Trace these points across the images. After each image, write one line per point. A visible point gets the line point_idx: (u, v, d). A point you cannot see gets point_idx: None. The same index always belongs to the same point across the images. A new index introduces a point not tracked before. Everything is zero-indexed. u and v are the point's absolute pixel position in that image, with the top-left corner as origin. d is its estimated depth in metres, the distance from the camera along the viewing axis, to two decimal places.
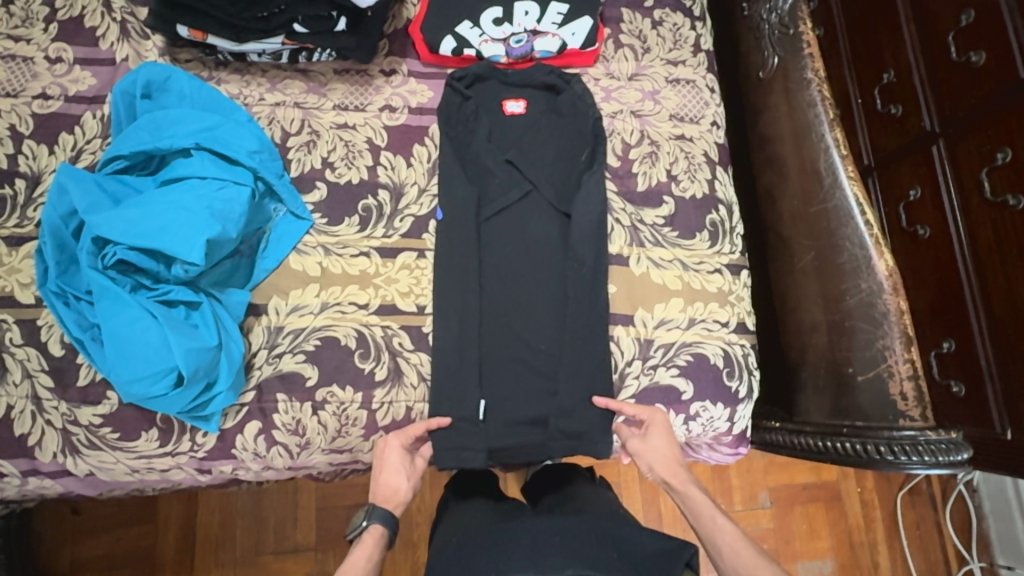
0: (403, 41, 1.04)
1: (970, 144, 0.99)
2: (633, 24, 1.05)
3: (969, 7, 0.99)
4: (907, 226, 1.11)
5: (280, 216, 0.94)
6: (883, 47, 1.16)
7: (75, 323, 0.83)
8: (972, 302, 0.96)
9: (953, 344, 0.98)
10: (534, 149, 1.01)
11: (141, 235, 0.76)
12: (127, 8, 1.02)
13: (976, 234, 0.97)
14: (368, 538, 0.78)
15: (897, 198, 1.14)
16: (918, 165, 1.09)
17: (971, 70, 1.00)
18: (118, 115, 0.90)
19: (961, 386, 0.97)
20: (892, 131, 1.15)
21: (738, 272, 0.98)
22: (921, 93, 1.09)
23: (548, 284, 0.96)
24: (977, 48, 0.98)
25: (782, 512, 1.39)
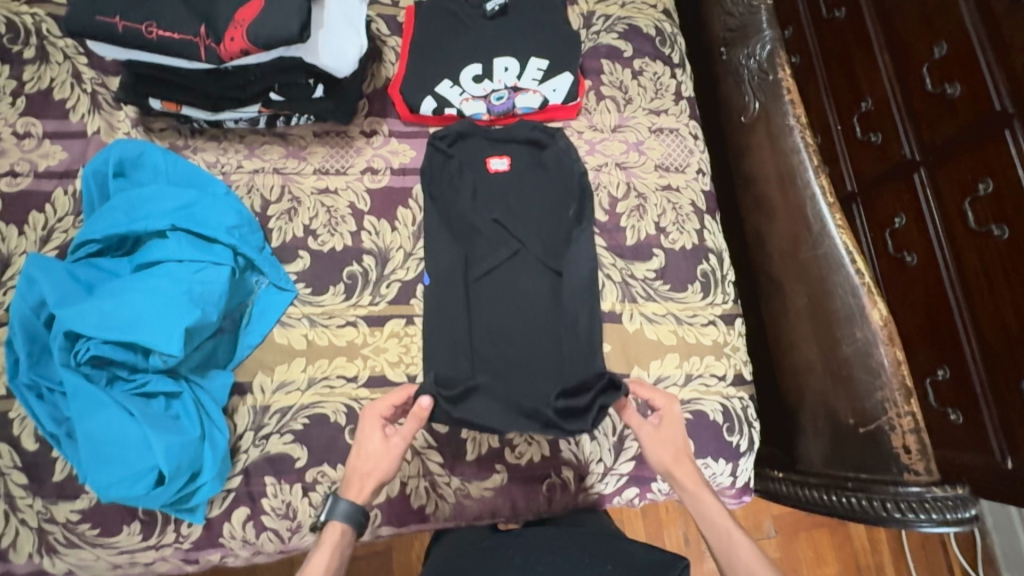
0: (382, 101, 1.02)
1: (951, 172, 0.99)
2: (613, 76, 1.05)
3: (941, 38, 1.00)
4: (893, 252, 1.10)
5: (262, 288, 0.91)
6: (859, 77, 1.17)
7: (49, 417, 0.78)
8: (963, 330, 0.94)
9: (948, 372, 0.97)
10: (520, 206, 1.00)
11: (116, 328, 0.74)
12: (98, 79, 0.99)
13: (963, 264, 0.95)
14: (328, 536, 0.74)
15: (882, 224, 1.14)
16: (900, 192, 1.09)
17: (947, 102, 1.00)
18: (90, 195, 0.88)
19: (958, 415, 0.95)
20: (874, 159, 1.15)
21: (732, 322, 0.97)
22: (900, 121, 1.09)
23: (541, 342, 0.93)
24: (952, 80, 0.99)
25: (787, 540, 1.37)
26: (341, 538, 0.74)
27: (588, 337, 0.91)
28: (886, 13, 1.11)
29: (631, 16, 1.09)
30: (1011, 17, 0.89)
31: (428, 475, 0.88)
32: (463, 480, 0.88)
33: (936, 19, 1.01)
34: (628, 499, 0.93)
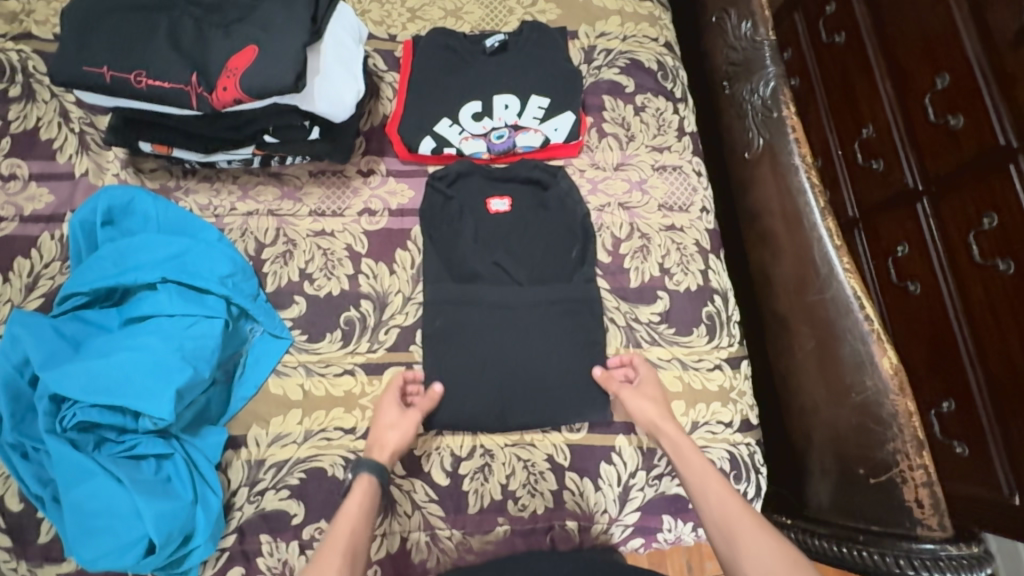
0: (379, 138, 1.00)
1: (954, 204, 0.97)
2: (615, 112, 1.03)
3: (944, 70, 0.99)
4: (896, 281, 1.08)
5: (257, 335, 0.88)
6: (860, 104, 1.16)
7: (33, 479, 0.75)
8: (969, 362, 0.92)
9: (954, 404, 0.94)
10: (521, 248, 0.97)
11: (104, 393, 0.73)
12: (86, 118, 0.96)
13: (968, 296, 0.93)
14: (358, 486, 0.76)
15: (885, 251, 1.11)
16: (903, 221, 1.07)
17: (950, 133, 0.98)
18: (77, 245, 0.86)
19: (964, 447, 0.92)
20: (877, 187, 1.13)
21: (739, 365, 0.95)
22: (902, 150, 1.07)
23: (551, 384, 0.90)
24: (956, 112, 0.97)
25: None
26: (370, 488, 0.76)
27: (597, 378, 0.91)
28: (888, 40, 1.10)
29: (632, 50, 1.08)
30: (1015, 52, 0.87)
31: (429, 528, 0.85)
32: (465, 533, 0.85)
33: (939, 51, 1.00)
34: (633, 549, 0.89)
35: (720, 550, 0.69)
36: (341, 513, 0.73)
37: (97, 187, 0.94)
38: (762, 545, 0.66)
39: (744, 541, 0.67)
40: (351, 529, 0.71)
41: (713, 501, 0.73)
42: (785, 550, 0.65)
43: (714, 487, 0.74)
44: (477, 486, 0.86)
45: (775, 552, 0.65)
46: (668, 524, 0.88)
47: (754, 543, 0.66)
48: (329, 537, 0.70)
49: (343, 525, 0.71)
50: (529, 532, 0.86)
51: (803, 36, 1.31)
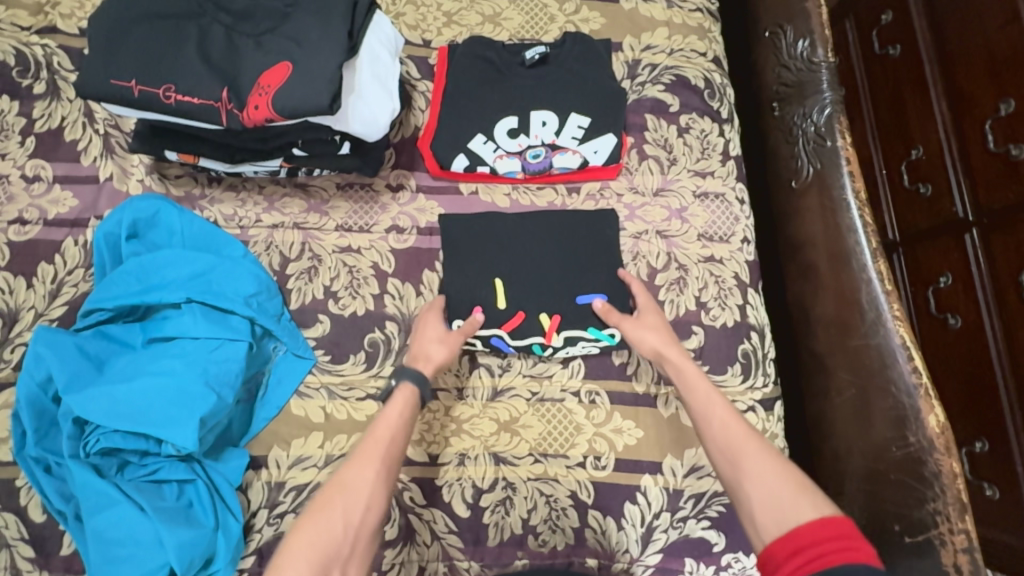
0: (410, 151, 0.96)
1: (1006, 238, 0.94)
2: (657, 132, 0.98)
3: (1009, 95, 0.93)
4: (936, 313, 1.07)
5: (280, 355, 0.87)
6: (911, 122, 1.11)
7: (56, 495, 0.75)
8: (1007, 403, 0.93)
9: (987, 446, 0.96)
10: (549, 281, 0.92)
11: (129, 419, 0.72)
12: (111, 119, 0.93)
13: (1015, 340, 0.93)
14: (403, 395, 0.77)
15: (925, 281, 1.10)
16: (949, 251, 1.04)
17: (1011, 163, 0.93)
18: (102, 258, 0.84)
19: (994, 491, 0.96)
20: (922, 213, 1.10)
21: (772, 407, 0.92)
22: (954, 176, 1.03)
23: (558, 262, 0.92)
24: (1019, 142, 0.92)
25: None
26: (410, 397, 0.78)
27: (608, 272, 0.92)
28: (950, 62, 1.03)
29: (678, 66, 1.02)
30: None
31: (448, 559, 0.84)
32: (484, 565, 0.84)
33: (1005, 74, 0.93)
34: None
35: (723, 473, 0.71)
36: (383, 416, 0.75)
37: (121, 193, 0.91)
38: (768, 468, 0.67)
39: (750, 464, 0.68)
40: (391, 434, 0.73)
41: (715, 427, 0.73)
42: (794, 476, 0.66)
43: (734, 428, 0.72)
44: (497, 519, 0.85)
45: (779, 473, 0.66)
46: (690, 567, 0.86)
47: (758, 466, 0.68)
48: (366, 442, 0.72)
49: (381, 430, 0.73)
50: (547, 567, 0.85)
51: (854, 48, 1.23)
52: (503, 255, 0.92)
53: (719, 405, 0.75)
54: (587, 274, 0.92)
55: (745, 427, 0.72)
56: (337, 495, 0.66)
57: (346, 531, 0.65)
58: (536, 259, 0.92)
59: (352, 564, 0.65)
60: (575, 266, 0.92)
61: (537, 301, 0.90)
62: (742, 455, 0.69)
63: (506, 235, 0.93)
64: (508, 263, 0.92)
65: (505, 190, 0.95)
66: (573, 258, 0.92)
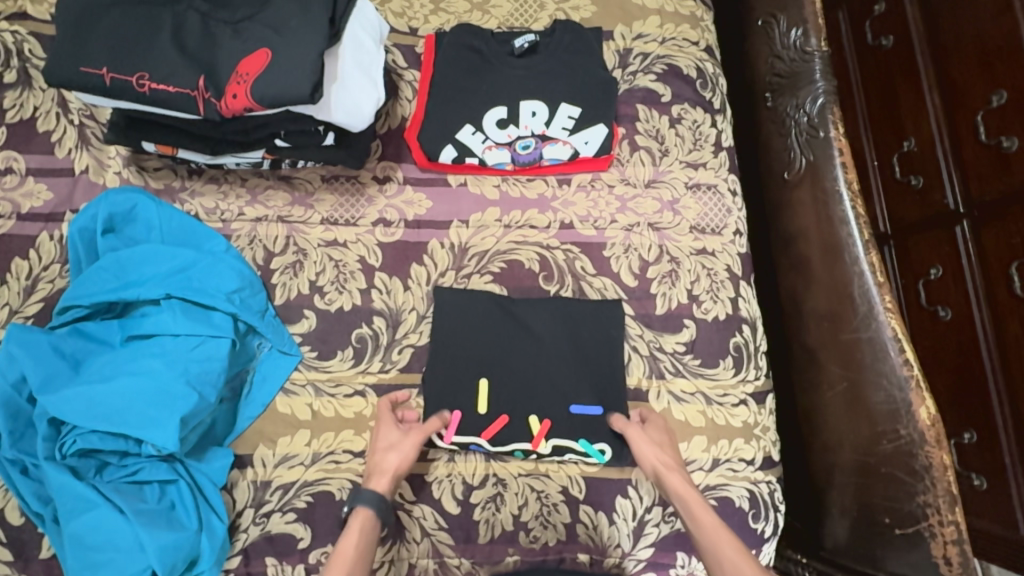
0: (397, 142, 0.94)
1: (998, 234, 0.94)
2: (649, 123, 0.97)
3: (1001, 87, 0.93)
4: (926, 305, 1.07)
5: (265, 352, 0.85)
6: (903, 115, 1.10)
7: (33, 498, 0.72)
8: (996, 396, 0.94)
9: (975, 437, 0.98)
10: (546, 381, 0.87)
11: (108, 419, 0.70)
12: (86, 110, 0.90)
13: (1004, 332, 0.93)
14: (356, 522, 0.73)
15: (915, 273, 1.10)
16: (939, 244, 1.04)
17: (1002, 156, 0.94)
18: (77, 253, 0.82)
19: (983, 481, 0.97)
20: (912, 206, 1.10)
21: (764, 401, 0.91)
22: (945, 169, 1.03)
23: (557, 363, 0.88)
24: (1010, 134, 0.92)
25: None
26: (365, 524, 0.73)
27: (610, 377, 0.88)
28: (942, 54, 1.02)
29: (670, 55, 1.00)
30: None
31: (438, 556, 0.83)
32: (475, 562, 0.83)
33: (998, 67, 0.93)
34: None
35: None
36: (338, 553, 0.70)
37: (98, 186, 0.88)
38: None
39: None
40: (344, 574, 0.68)
41: (726, 567, 0.70)
42: None
43: (728, 553, 0.70)
44: (488, 516, 0.84)
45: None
46: (682, 561, 0.86)
47: None
48: None
49: (338, 569, 0.68)
50: (538, 563, 0.84)
51: (847, 38, 1.22)
52: (496, 354, 0.87)
53: (707, 518, 0.74)
54: (587, 380, 0.88)
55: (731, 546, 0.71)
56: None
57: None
58: (534, 356, 0.88)
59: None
60: (577, 366, 0.88)
61: (528, 406, 0.85)
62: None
63: (502, 331, 0.88)
64: (503, 361, 0.87)
65: (495, 181, 0.93)
66: (574, 358, 0.88)
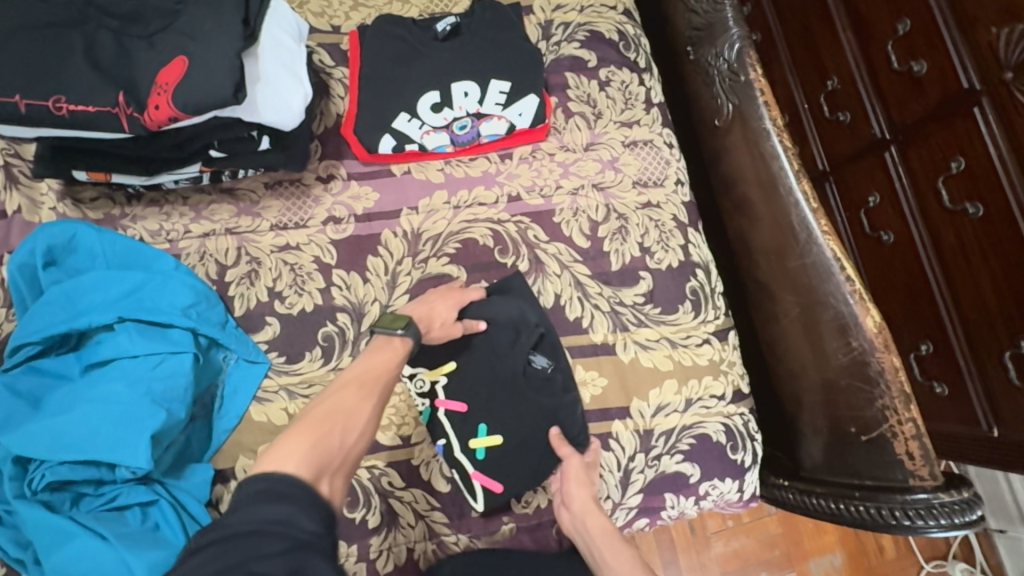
0: (336, 140, 0.95)
1: (922, 151, 1.00)
2: (579, 89, 0.99)
3: (905, 15, 1.00)
4: (870, 231, 1.12)
5: (231, 363, 0.84)
6: (821, 53, 1.16)
7: (11, 543, 0.71)
8: (943, 303, 0.99)
9: (931, 346, 1.02)
10: (499, 376, 0.86)
11: (75, 448, 0.69)
12: (10, 149, 0.88)
13: (939, 241, 0.99)
14: (397, 345, 0.72)
15: (856, 203, 1.15)
16: (874, 170, 1.10)
17: (913, 79, 1.00)
18: (21, 291, 0.80)
19: (944, 387, 1.01)
20: (842, 137, 1.15)
21: (726, 337, 0.95)
22: (867, 98, 1.09)
23: (507, 411, 0.85)
24: (918, 58, 0.99)
25: (787, 515, 1.28)
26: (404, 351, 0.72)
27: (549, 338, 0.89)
28: None
29: (591, 21, 1.03)
30: None
31: (435, 536, 0.84)
32: (472, 536, 0.85)
33: None
34: (639, 528, 0.90)
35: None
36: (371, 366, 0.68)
37: (34, 224, 0.86)
38: None
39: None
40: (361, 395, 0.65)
41: None
42: None
43: None
44: None
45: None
46: (672, 502, 0.89)
47: None
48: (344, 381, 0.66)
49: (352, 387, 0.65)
50: (534, 527, 0.86)
51: None
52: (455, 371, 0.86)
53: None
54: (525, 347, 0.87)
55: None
56: (334, 417, 0.61)
57: (337, 450, 0.58)
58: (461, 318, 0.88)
59: (339, 483, 0.57)
60: (488, 368, 0.86)
61: (538, 391, 0.86)
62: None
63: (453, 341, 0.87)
64: (531, 473, 0.84)
65: (438, 165, 0.95)
66: (492, 356, 0.86)
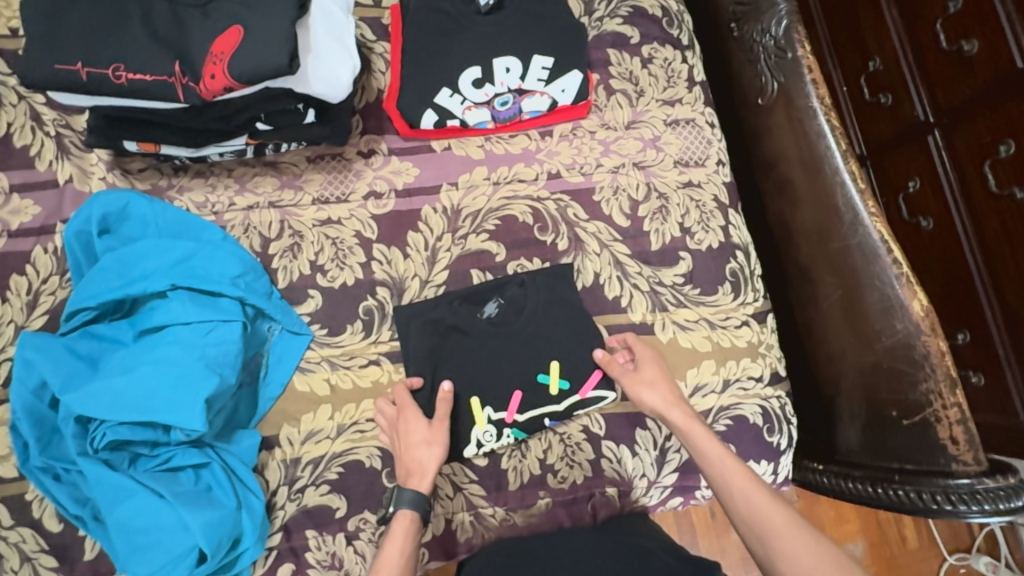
0: (377, 115, 0.95)
1: (970, 134, 0.97)
2: (621, 66, 0.98)
3: None
4: (908, 217, 1.10)
5: (276, 334, 0.86)
6: (865, 32, 1.12)
7: (70, 499, 0.73)
8: (983, 290, 0.97)
9: (968, 336, 1.00)
10: (488, 353, 0.86)
11: (131, 410, 0.71)
12: (61, 120, 0.90)
13: (983, 226, 0.96)
14: (398, 530, 0.72)
15: (897, 187, 1.12)
16: (916, 154, 1.07)
17: (965, 60, 0.97)
18: (76, 258, 0.82)
19: (980, 376, 0.99)
20: (886, 119, 1.12)
21: (764, 320, 0.94)
22: (913, 78, 1.06)
23: (526, 355, 0.86)
24: (970, 37, 0.95)
25: (810, 502, 1.27)
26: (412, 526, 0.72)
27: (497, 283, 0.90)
28: None
29: None
30: None
31: (472, 508, 0.85)
32: (508, 509, 0.86)
33: None
34: (672, 507, 0.91)
35: (755, 551, 0.68)
36: (382, 564, 0.69)
37: (84, 194, 0.88)
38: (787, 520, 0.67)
39: (781, 544, 0.65)
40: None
41: (740, 500, 0.70)
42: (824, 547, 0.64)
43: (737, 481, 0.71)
44: (516, 463, 0.87)
45: (811, 550, 0.64)
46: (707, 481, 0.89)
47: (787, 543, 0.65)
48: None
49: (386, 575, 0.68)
50: (570, 502, 0.87)
51: None
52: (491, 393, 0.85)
53: (760, 494, 0.69)
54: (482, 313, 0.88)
55: (782, 510, 0.68)
56: None
57: None
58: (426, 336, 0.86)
59: None
60: (466, 334, 0.86)
61: (514, 312, 0.88)
62: (771, 532, 0.67)
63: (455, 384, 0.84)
64: (587, 348, 0.87)
65: (479, 142, 0.95)
66: (482, 325, 0.87)
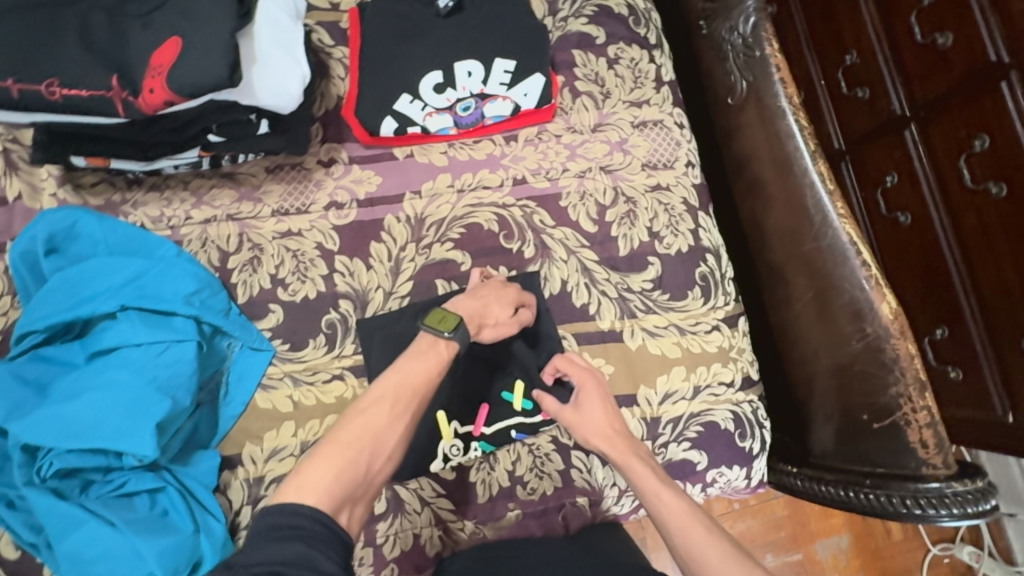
0: (337, 123, 0.92)
1: (945, 129, 0.96)
2: (587, 68, 0.96)
3: None
4: (887, 213, 1.08)
5: (236, 351, 0.84)
6: (840, 25, 1.11)
7: (24, 528, 0.72)
8: (960, 287, 0.96)
9: (947, 331, 0.99)
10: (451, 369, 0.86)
11: (81, 436, 0.69)
12: (8, 135, 0.87)
13: (960, 222, 0.95)
14: (444, 347, 0.73)
15: (873, 182, 1.11)
16: (892, 149, 1.06)
17: (938, 53, 0.96)
18: (25, 280, 0.80)
19: (958, 372, 0.98)
20: (860, 114, 1.10)
21: (735, 324, 0.93)
22: (887, 72, 1.04)
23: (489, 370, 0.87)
24: (944, 29, 0.94)
25: (794, 497, 1.27)
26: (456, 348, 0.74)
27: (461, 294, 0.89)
28: None
29: None
30: None
31: (441, 522, 0.84)
32: (477, 522, 0.85)
33: None
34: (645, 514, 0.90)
35: None
36: (411, 361, 0.70)
37: (35, 211, 0.86)
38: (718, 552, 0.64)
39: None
40: (427, 382, 0.69)
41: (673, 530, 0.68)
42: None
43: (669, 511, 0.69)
44: (484, 475, 0.86)
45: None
46: None
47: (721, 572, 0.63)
48: (400, 374, 0.68)
49: (416, 373, 0.69)
50: (541, 513, 0.86)
51: None
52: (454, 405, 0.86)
53: (692, 527, 0.67)
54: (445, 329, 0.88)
55: (713, 541, 0.65)
56: (410, 395, 0.68)
57: (363, 472, 0.61)
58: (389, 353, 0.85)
59: (360, 508, 0.61)
60: None
61: None
62: (702, 564, 0.64)
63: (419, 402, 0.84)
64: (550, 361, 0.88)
65: (442, 148, 0.93)
66: None
